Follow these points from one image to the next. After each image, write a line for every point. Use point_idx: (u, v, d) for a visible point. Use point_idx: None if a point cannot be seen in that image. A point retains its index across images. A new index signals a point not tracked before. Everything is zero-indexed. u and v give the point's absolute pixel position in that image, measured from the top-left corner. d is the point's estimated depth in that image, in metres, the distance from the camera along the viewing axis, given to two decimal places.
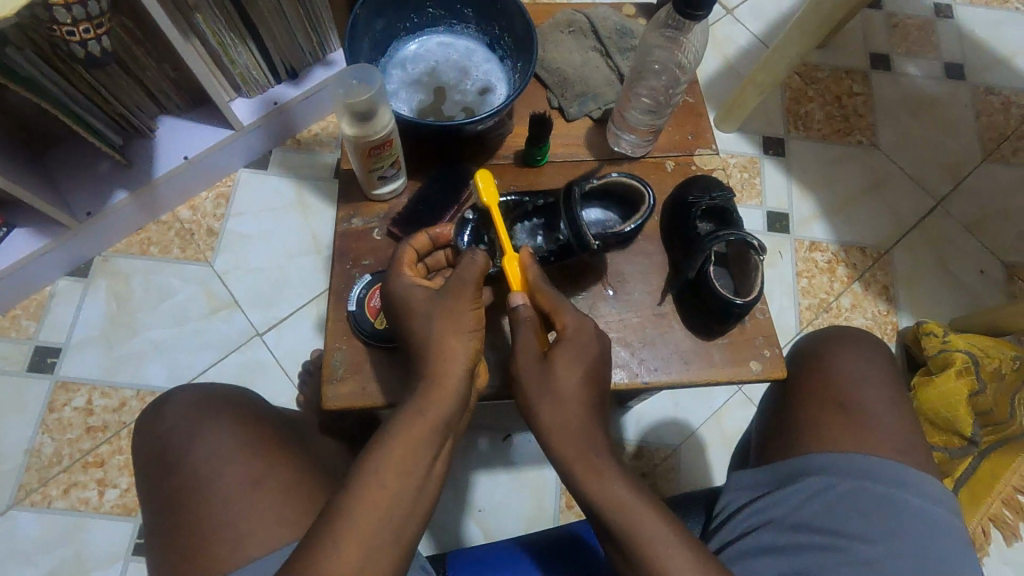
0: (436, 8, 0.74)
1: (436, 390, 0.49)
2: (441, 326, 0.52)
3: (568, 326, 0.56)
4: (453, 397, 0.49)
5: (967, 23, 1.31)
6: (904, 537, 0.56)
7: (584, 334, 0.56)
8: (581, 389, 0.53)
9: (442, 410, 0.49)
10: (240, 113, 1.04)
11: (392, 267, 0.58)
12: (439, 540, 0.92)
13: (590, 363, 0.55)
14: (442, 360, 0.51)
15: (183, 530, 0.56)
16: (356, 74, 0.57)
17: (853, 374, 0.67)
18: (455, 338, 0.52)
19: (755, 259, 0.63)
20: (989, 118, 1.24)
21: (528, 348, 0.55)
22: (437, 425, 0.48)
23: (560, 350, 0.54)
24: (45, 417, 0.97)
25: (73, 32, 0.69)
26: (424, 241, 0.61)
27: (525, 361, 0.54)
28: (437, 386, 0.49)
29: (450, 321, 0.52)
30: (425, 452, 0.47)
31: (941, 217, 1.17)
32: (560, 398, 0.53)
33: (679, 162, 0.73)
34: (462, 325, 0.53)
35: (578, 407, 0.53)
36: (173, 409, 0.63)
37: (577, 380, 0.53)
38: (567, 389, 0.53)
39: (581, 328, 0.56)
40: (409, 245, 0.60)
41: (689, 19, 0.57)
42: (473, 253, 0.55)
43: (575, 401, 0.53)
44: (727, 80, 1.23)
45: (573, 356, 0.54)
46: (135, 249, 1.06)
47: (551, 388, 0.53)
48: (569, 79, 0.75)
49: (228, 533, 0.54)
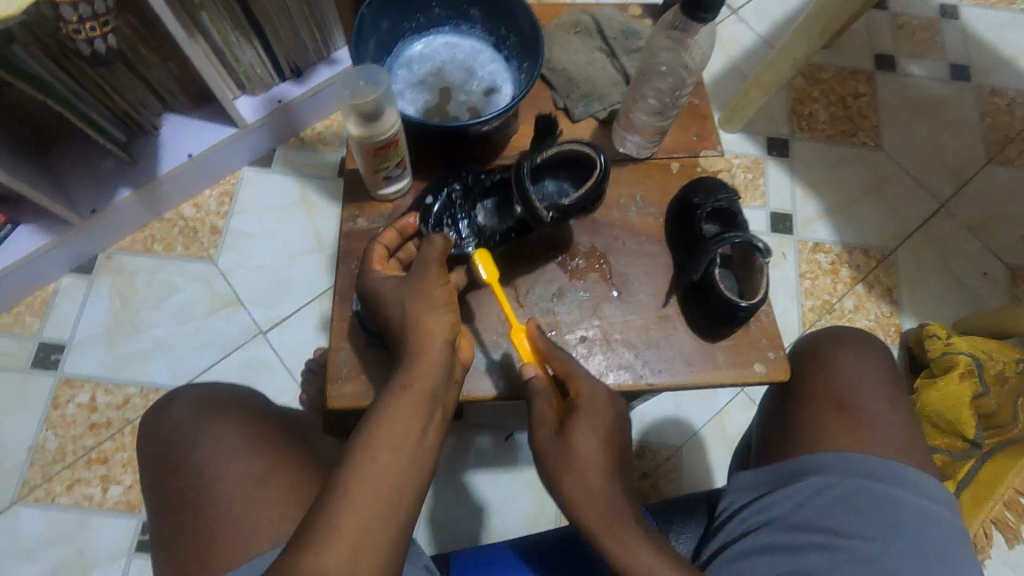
0: (442, 8, 0.73)
1: (414, 366, 0.49)
2: (412, 301, 0.52)
3: (583, 391, 0.56)
4: (434, 370, 0.49)
5: (973, 25, 1.30)
6: (904, 533, 0.56)
7: (600, 403, 0.55)
8: (599, 450, 0.53)
9: (426, 382, 0.49)
10: (244, 111, 1.04)
11: (364, 267, 0.59)
12: (441, 539, 0.92)
13: (608, 431, 0.54)
14: (419, 336, 0.51)
15: (187, 527, 0.56)
16: (364, 74, 0.57)
17: (858, 377, 0.66)
18: (429, 312, 0.52)
19: (761, 262, 0.63)
20: (994, 120, 1.24)
21: (545, 422, 0.55)
22: (425, 401, 0.48)
23: (576, 417, 0.54)
24: (49, 414, 0.98)
25: (80, 30, 0.69)
26: (392, 236, 0.61)
27: (542, 435, 0.55)
28: (416, 362, 0.49)
29: (422, 299, 0.52)
30: (420, 431, 0.47)
31: (944, 219, 1.17)
32: (580, 469, 0.52)
33: (683, 163, 0.73)
34: (434, 299, 0.52)
35: (597, 476, 0.52)
36: (178, 407, 0.63)
37: (594, 444, 0.53)
38: (585, 453, 0.53)
39: (595, 394, 0.56)
40: (378, 242, 0.60)
41: (695, 20, 0.56)
42: (435, 239, 0.55)
43: (596, 468, 0.52)
44: (732, 80, 1.22)
45: (590, 425, 0.54)
46: (139, 247, 1.07)
47: (569, 457, 0.53)
48: (575, 80, 0.75)
49: (232, 532, 0.54)
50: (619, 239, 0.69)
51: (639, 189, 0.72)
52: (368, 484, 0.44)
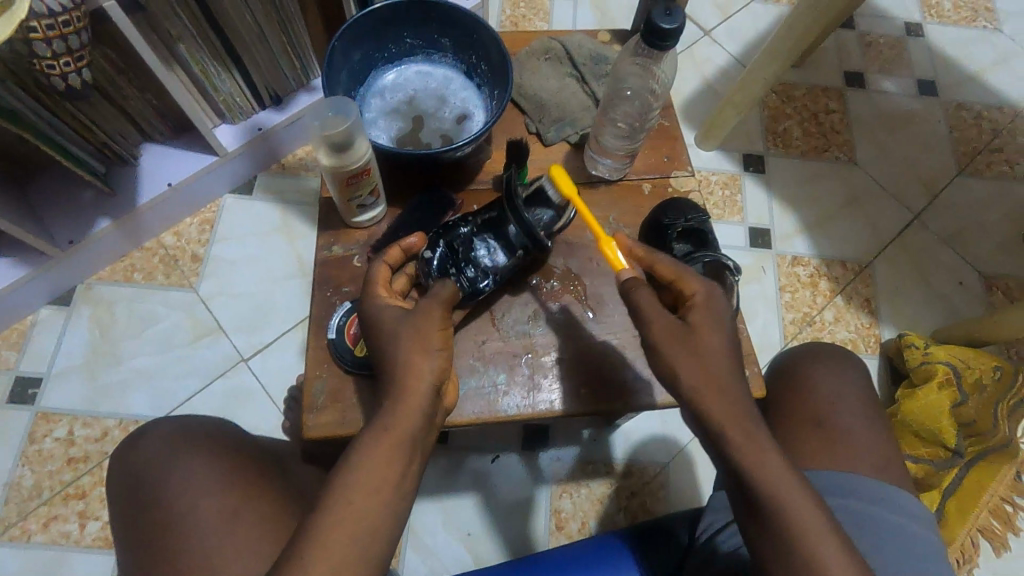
0: (414, 38, 0.75)
1: (394, 406, 0.49)
2: (402, 340, 0.52)
3: (697, 293, 0.54)
4: (413, 412, 0.49)
5: (938, 41, 1.35)
6: (878, 550, 0.56)
7: (712, 300, 0.54)
8: (724, 348, 0.51)
9: (402, 426, 0.48)
10: (225, 140, 1.05)
11: (368, 287, 0.59)
12: (427, 565, 0.91)
13: (727, 327, 0.53)
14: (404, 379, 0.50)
15: (158, 567, 0.55)
16: (332, 104, 0.58)
17: (832, 392, 0.67)
18: (419, 357, 0.51)
19: (731, 280, 0.65)
20: (962, 133, 1.27)
21: (656, 313, 0.53)
22: (401, 443, 0.48)
23: (697, 312, 0.53)
24: (25, 449, 0.96)
25: (53, 66, 0.68)
26: (398, 253, 0.62)
27: (665, 329, 0.52)
28: (399, 398, 0.49)
29: (414, 338, 0.52)
30: (394, 474, 0.47)
31: (918, 229, 1.19)
32: (708, 358, 0.50)
33: (656, 185, 0.74)
34: (423, 341, 0.52)
35: (723, 369, 0.50)
36: (147, 442, 0.62)
37: (720, 341, 0.52)
38: (714, 347, 0.51)
39: (711, 297, 0.54)
40: (383, 262, 0.60)
41: (657, 49, 0.58)
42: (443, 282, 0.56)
43: (718, 363, 0.50)
44: (707, 99, 1.25)
45: (711, 319, 0.53)
46: (119, 276, 1.06)
47: (692, 346, 0.51)
48: (546, 106, 0.76)
49: (202, 569, 0.54)
50: (593, 260, 0.70)
51: (613, 211, 0.73)
52: (341, 516, 0.44)
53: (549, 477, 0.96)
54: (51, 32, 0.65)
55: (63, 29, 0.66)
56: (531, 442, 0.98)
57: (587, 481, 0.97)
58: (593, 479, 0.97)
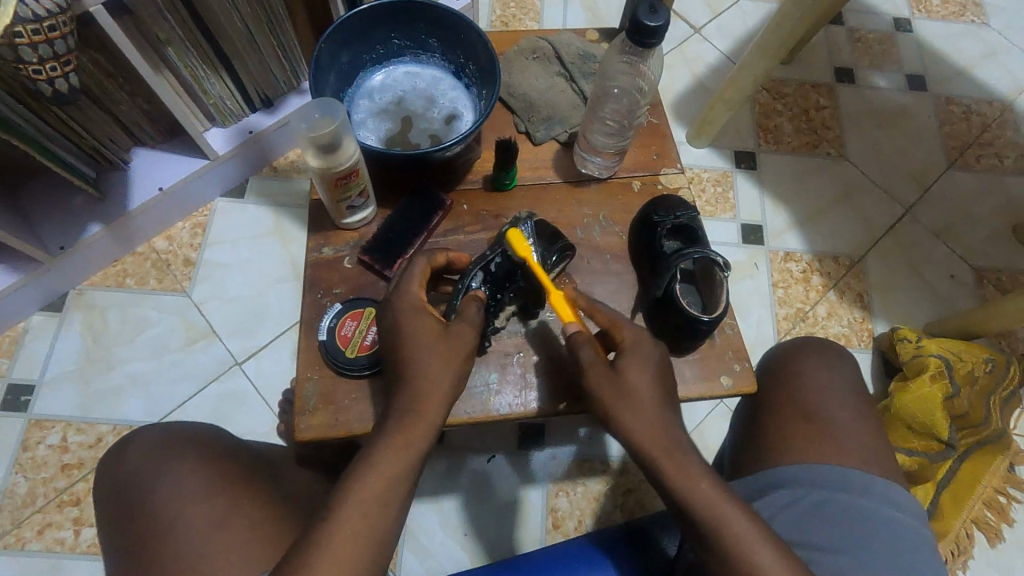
0: (401, 38, 0.75)
1: (406, 416, 0.52)
2: (423, 352, 0.54)
3: (627, 337, 0.57)
4: (422, 418, 0.52)
5: (926, 36, 1.35)
6: (869, 543, 0.57)
7: (643, 344, 0.56)
8: (652, 387, 0.54)
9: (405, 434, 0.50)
10: (216, 143, 1.04)
11: (404, 279, 0.59)
12: (424, 567, 0.91)
13: (658, 368, 0.55)
14: (411, 389, 0.53)
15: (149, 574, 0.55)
16: (320, 106, 0.57)
17: (822, 386, 0.68)
18: (437, 374, 0.53)
19: (721, 275, 0.64)
20: (952, 127, 1.28)
21: (593, 362, 0.56)
22: None
23: (626, 357, 0.55)
24: (19, 456, 0.95)
25: (40, 71, 0.68)
26: (442, 261, 0.62)
27: (595, 376, 0.55)
28: (411, 411, 0.52)
29: (419, 346, 0.54)
30: None
31: (910, 224, 1.20)
32: (635, 399, 0.53)
33: (645, 182, 0.74)
34: (424, 348, 0.54)
35: (654, 408, 0.53)
36: (136, 448, 0.62)
37: (649, 382, 0.54)
38: (640, 387, 0.54)
39: (640, 340, 0.57)
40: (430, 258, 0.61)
41: (642, 47, 0.58)
42: (478, 304, 0.58)
43: (651, 401, 0.53)
44: (698, 96, 1.26)
45: (640, 362, 0.55)
46: (111, 281, 1.05)
47: (624, 392, 0.54)
48: (535, 105, 0.76)
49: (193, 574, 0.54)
50: (584, 258, 0.70)
51: (603, 209, 0.73)
52: (347, 522, 0.47)
53: (545, 476, 0.96)
54: (37, 37, 0.65)
55: (49, 34, 0.65)
56: (527, 441, 0.98)
57: (584, 480, 0.97)
58: (589, 477, 0.97)
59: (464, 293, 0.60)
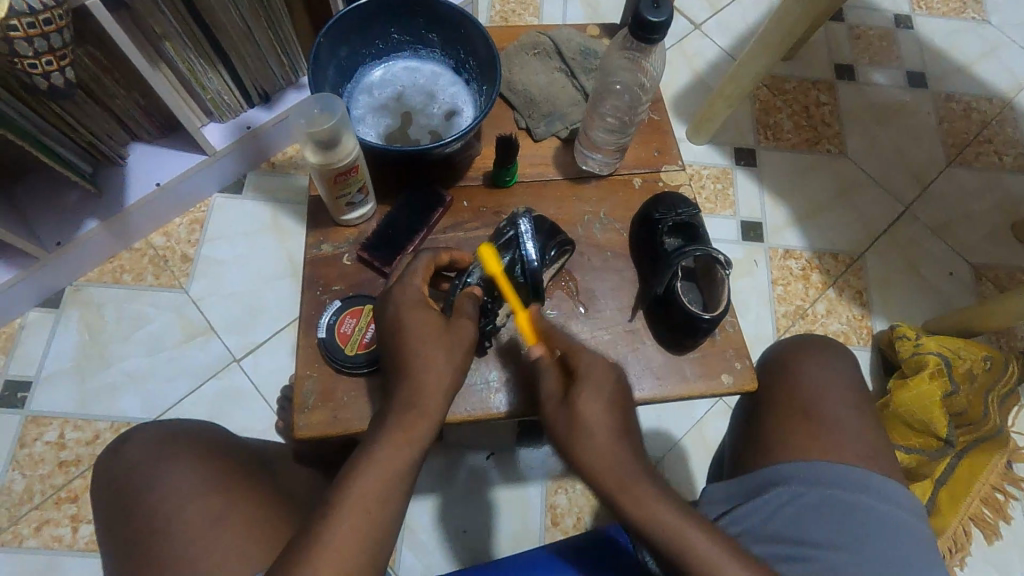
0: (401, 33, 0.74)
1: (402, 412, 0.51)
2: (424, 348, 0.54)
3: (584, 363, 0.55)
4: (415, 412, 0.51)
5: (926, 33, 1.35)
6: (865, 540, 0.57)
7: (601, 374, 0.54)
8: (606, 418, 0.52)
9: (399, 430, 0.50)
10: (213, 138, 1.04)
11: (406, 274, 0.59)
12: (423, 564, 0.91)
13: (611, 397, 0.53)
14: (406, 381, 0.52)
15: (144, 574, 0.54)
16: (319, 101, 0.57)
17: (822, 383, 0.68)
18: (434, 371, 0.53)
19: (722, 273, 0.64)
20: (951, 124, 1.28)
21: (551, 395, 0.55)
22: None
23: (580, 388, 0.53)
24: (16, 453, 0.95)
25: (35, 65, 0.67)
26: (446, 259, 0.62)
27: (551, 408, 0.54)
28: (413, 408, 0.52)
29: (417, 343, 0.54)
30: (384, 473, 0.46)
31: (909, 221, 1.20)
32: (586, 433, 0.51)
33: (646, 179, 0.74)
34: (422, 347, 0.54)
35: (607, 442, 0.51)
36: (133, 446, 0.61)
37: (601, 411, 0.52)
38: (590, 418, 0.52)
39: (596, 366, 0.55)
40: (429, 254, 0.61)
41: (645, 42, 0.58)
42: (473, 300, 0.58)
43: (605, 432, 0.52)
44: (698, 93, 1.25)
45: (593, 392, 0.53)
46: (108, 278, 1.05)
47: (575, 424, 0.52)
48: (535, 101, 0.76)
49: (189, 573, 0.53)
50: (584, 255, 0.70)
51: (603, 206, 0.72)
52: (348, 517, 0.46)
53: (544, 473, 0.96)
54: (32, 30, 0.64)
55: (44, 27, 0.65)
56: (526, 438, 0.98)
57: (582, 477, 0.97)
58: None
59: (460, 289, 0.61)
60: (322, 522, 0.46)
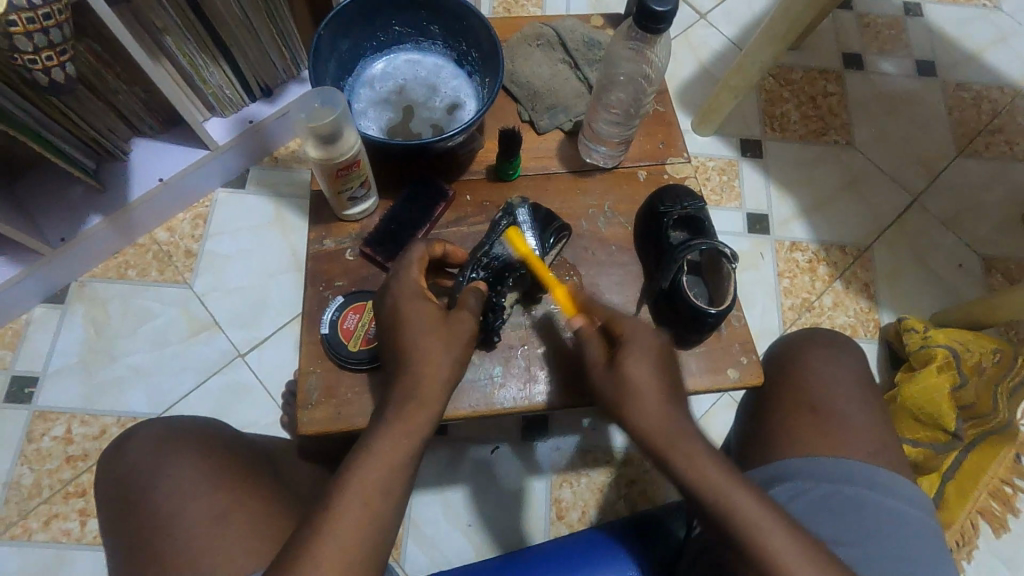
0: (402, 26, 0.73)
1: (405, 408, 0.51)
2: (430, 342, 0.53)
3: (627, 329, 0.55)
4: (417, 407, 0.51)
5: (937, 21, 1.33)
6: (872, 535, 0.56)
7: (643, 334, 0.55)
8: (654, 376, 0.53)
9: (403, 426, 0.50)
10: (215, 133, 1.03)
11: (402, 267, 0.59)
12: (429, 557, 0.91)
13: (658, 356, 0.54)
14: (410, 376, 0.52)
15: (148, 570, 0.54)
16: (319, 95, 0.57)
17: (829, 378, 0.67)
18: (438, 367, 0.53)
19: (727, 267, 0.64)
20: (961, 114, 1.26)
21: (596, 361, 0.56)
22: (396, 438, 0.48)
23: (625, 349, 0.54)
24: (24, 448, 0.95)
25: (35, 60, 0.67)
26: (440, 251, 0.61)
27: (598, 372, 0.55)
28: (412, 401, 0.52)
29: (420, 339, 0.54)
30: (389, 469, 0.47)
31: (918, 212, 1.18)
32: (636, 393, 0.52)
33: (651, 171, 0.73)
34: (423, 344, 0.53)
35: (658, 401, 0.52)
36: (136, 443, 0.61)
37: (648, 371, 0.53)
38: (639, 379, 0.52)
39: (638, 328, 0.55)
40: (425, 246, 0.60)
41: (650, 32, 0.57)
42: (476, 293, 0.57)
43: (654, 393, 0.52)
44: (703, 83, 1.24)
45: (638, 351, 0.53)
46: (112, 273, 1.05)
47: (625, 386, 0.52)
48: (539, 93, 0.75)
49: (192, 570, 0.53)
50: (588, 249, 0.69)
51: (608, 199, 0.72)
52: (352, 513, 0.46)
53: (550, 467, 0.96)
54: (31, 25, 0.64)
55: (43, 22, 0.64)
56: (531, 432, 0.97)
57: (587, 471, 0.96)
58: (593, 467, 0.97)
59: (466, 285, 0.59)
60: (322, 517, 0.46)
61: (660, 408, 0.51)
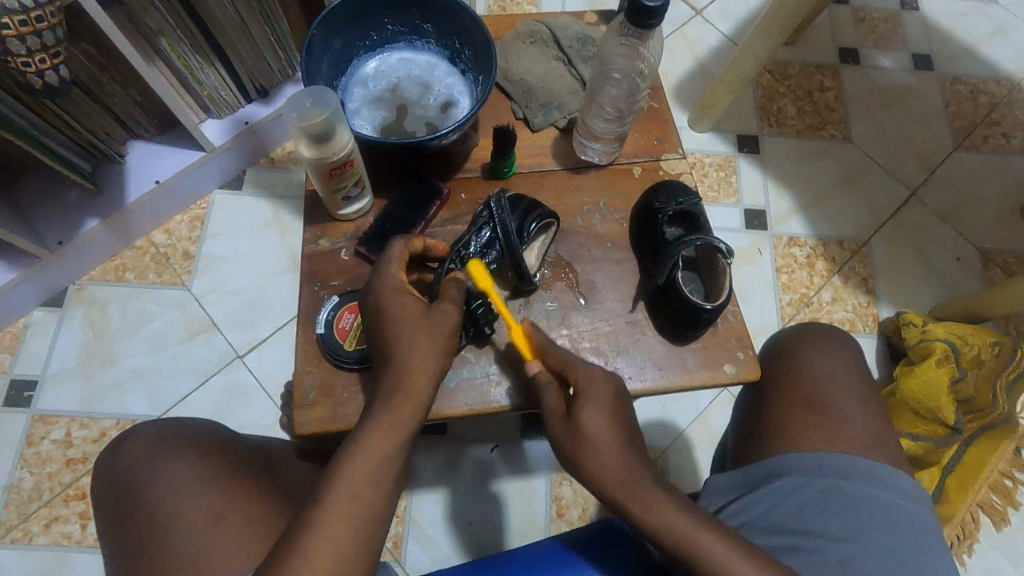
0: (395, 24, 0.73)
1: (403, 407, 0.51)
2: (426, 340, 0.53)
3: (581, 378, 0.56)
4: (414, 406, 0.51)
5: (933, 14, 1.33)
6: (870, 530, 0.56)
7: (599, 382, 0.55)
8: (610, 428, 0.53)
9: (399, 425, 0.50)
10: (211, 134, 1.03)
11: (382, 265, 0.59)
12: (429, 557, 0.91)
13: (614, 407, 0.54)
14: (405, 375, 0.52)
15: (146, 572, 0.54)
16: (311, 94, 0.57)
17: (826, 372, 0.67)
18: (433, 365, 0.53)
19: (723, 263, 0.64)
20: (958, 107, 1.26)
21: (554, 410, 0.55)
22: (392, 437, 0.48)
23: (582, 401, 0.54)
24: (23, 452, 0.96)
25: (29, 63, 0.67)
26: (420, 246, 0.61)
27: (557, 423, 0.55)
28: (409, 400, 0.52)
29: (416, 338, 0.53)
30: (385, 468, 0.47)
31: (915, 206, 1.18)
32: (592, 446, 0.52)
33: (646, 168, 0.73)
34: (419, 344, 0.53)
35: (614, 456, 0.52)
36: (133, 445, 0.61)
37: (603, 423, 0.53)
38: (596, 432, 0.52)
39: (594, 376, 0.56)
40: (405, 244, 0.60)
41: (642, 28, 0.57)
42: (456, 284, 0.58)
43: (610, 442, 0.52)
44: (699, 79, 1.24)
45: (595, 404, 0.53)
46: (110, 276, 1.05)
47: (583, 438, 0.52)
48: (533, 90, 0.75)
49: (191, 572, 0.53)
50: (584, 246, 0.69)
51: (603, 196, 0.72)
52: (348, 512, 0.46)
53: (549, 465, 0.96)
54: (24, 28, 0.64)
55: (36, 25, 0.64)
56: (531, 430, 0.97)
57: None
58: None
59: (446, 274, 0.61)
60: (317, 515, 0.46)
61: (617, 464, 0.51)
